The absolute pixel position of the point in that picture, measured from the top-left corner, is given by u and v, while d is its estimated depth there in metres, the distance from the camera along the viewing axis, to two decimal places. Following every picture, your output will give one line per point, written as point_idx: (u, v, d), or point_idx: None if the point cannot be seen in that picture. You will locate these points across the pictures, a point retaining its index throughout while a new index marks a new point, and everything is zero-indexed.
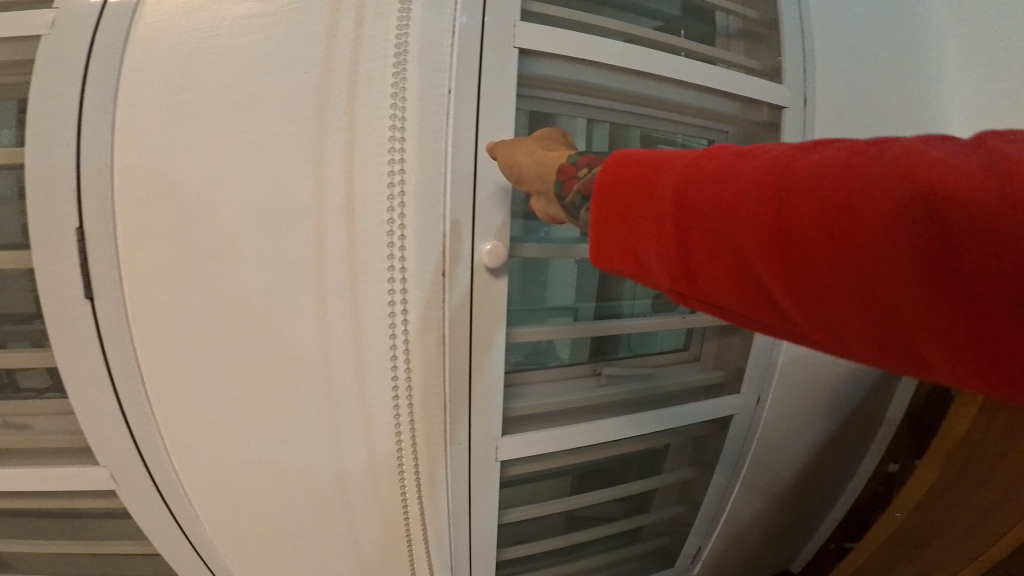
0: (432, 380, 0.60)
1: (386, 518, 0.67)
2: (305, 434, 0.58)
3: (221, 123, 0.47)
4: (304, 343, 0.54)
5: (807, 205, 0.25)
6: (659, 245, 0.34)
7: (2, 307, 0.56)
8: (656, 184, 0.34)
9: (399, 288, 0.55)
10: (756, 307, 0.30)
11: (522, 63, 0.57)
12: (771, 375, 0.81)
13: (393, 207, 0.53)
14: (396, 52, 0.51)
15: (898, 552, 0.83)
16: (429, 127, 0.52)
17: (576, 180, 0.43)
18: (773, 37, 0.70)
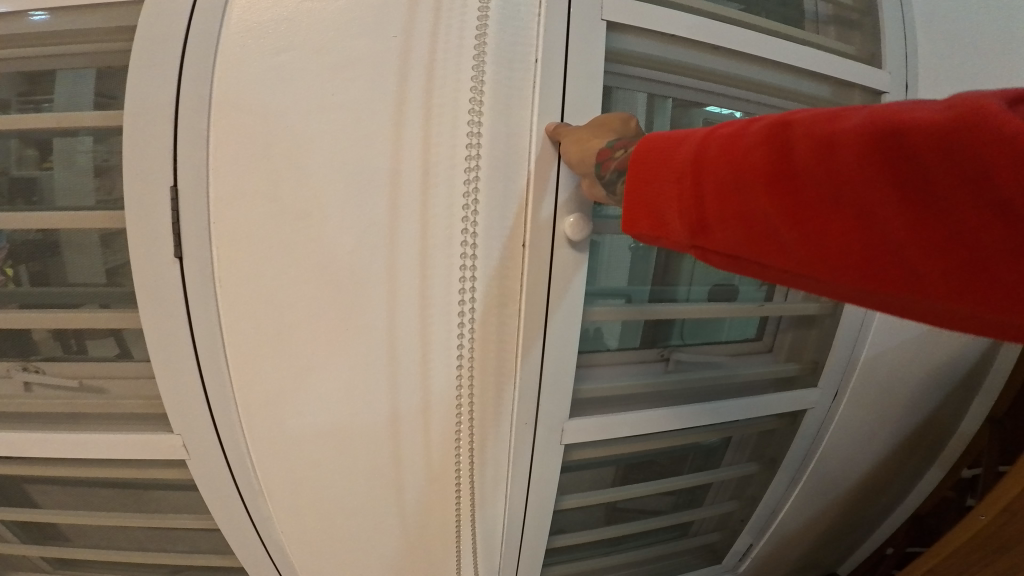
0: (502, 354, 0.59)
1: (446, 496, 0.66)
2: (374, 406, 0.58)
3: (312, 87, 0.48)
4: (379, 310, 0.54)
5: (802, 148, 0.27)
6: (677, 203, 0.35)
7: (78, 274, 0.58)
8: (674, 150, 0.36)
9: (469, 254, 0.55)
10: (767, 256, 0.31)
11: (610, 38, 0.56)
12: (852, 369, 0.78)
13: (467, 173, 0.53)
14: (479, 16, 0.51)
15: (975, 557, 0.77)
16: (501, 106, 0.52)
17: (612, 161, 0.44)
18: (870, 23, 0.69)
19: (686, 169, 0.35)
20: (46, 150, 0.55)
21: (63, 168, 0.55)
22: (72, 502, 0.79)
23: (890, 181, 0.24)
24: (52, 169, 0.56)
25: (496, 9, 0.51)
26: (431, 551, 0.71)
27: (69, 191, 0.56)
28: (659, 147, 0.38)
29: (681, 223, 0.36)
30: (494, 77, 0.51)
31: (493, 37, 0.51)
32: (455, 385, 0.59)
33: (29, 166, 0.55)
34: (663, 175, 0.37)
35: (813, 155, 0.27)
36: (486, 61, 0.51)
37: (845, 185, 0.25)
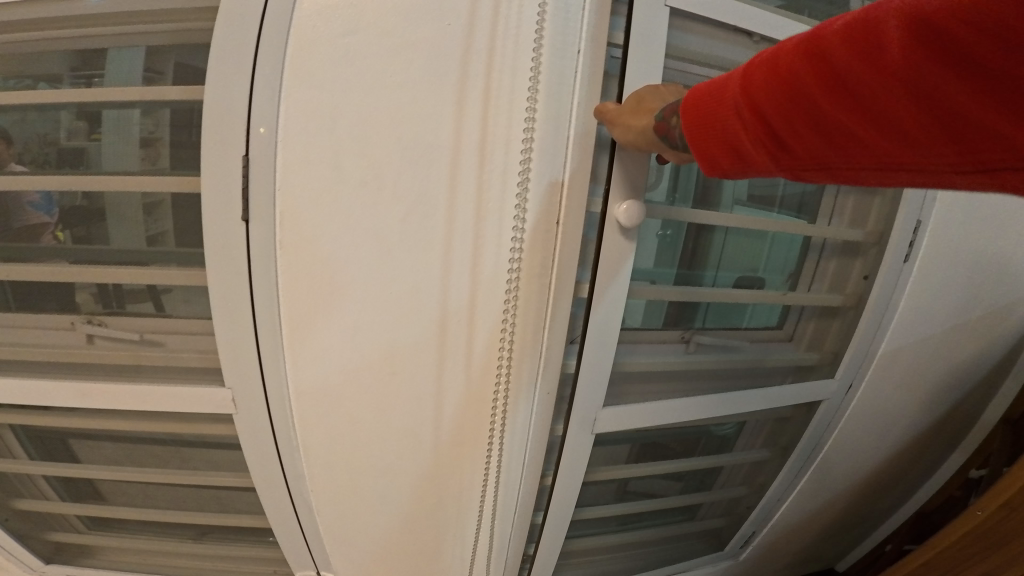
0: (532, 329, 0.63)
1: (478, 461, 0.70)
2: (419, 371, 0.62)
3: (379, 67, 0.51)
4: (428, 283, 0.57)
5: (853, 44, 0.30)
6: (734, 132, 0.36)
7: (113, 234, 0.63)
8: (714, 87, 0.39)
9: (520, 228, 0.58)
10: (841, 153, 0.32)
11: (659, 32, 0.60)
12: (869, 361, 0.79)
13: (523, 158, 0.56)
14: (539, 8, 0.53)
15: (969, 549, 0.79)
16: (553, 91, 0.55)
17: (674, 130, 0.44)
18: None
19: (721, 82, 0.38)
20: (94, 121, 0.60)
21: (111, 134, 0.60)
22: (117, 457, 0.84)
23: (946, 37, 0.26)
24: (99, 140, 0.60)
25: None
26: (453, 513, 0.75)
27: (115, 158, 0.61)
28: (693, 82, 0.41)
29: (738, 151, 0.37)
30: (551, 64, 0.54)
31: (551, 27, 0.54)
32: (502, 355, 0.63)
33: (77, 137, 0.60)
34: (707, 102, 0.38)
35: (862, 44, 0.29)
36: (543, 51, 0.54)
37: (889, 62, 0.28)
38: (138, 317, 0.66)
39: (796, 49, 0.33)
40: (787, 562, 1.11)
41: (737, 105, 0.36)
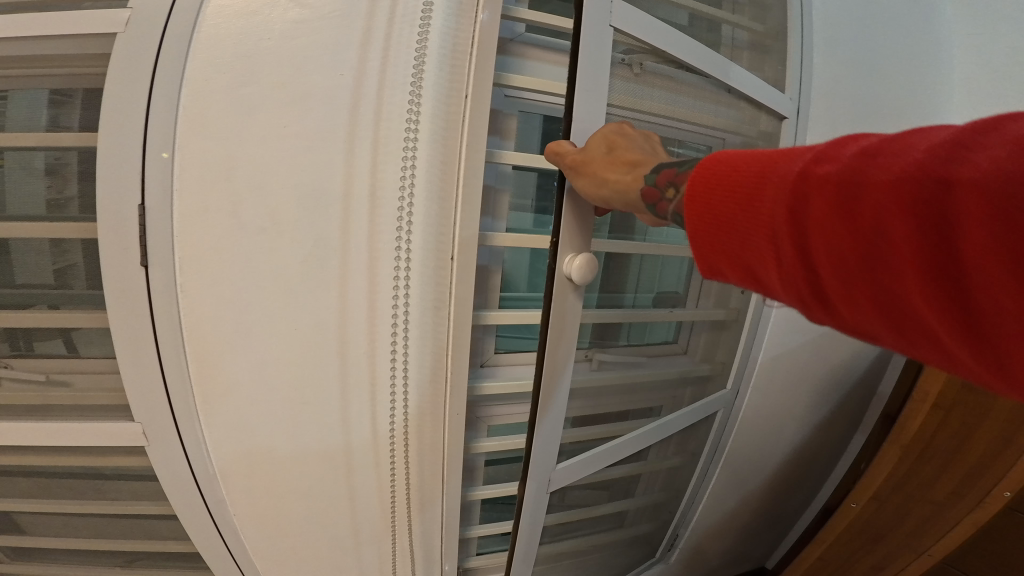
0: (428, 355, 0.67)
1: (395, 480, 0.73)
2: (324, 399, 0.64)
3: (271, 117, 0.54)
4: (325, 317, 0.60)
5: (974, 236, 0.22)
6: (780, 265, 0.31)
7: (22, 271, 0.62)
8: (760, 191, 0.31)
9: (403, 261, 0.61)
10: (908, 338, 0.26)
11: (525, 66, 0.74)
12: (751, 369, 0.89)
13: (401, 196, 0.60)
14: (417, 55, 0.58)
15: (855, 540, 0.86)
16: (436, 134, 0.59)
17: (668, 203, 0.42)
18: (779, 51, 0.80)
19: (776, 189, 0.30)
20: None
21: (14, 168, 0.59)
22: (35, 490, 0.83)
23: None
24: (4, 167, 0.59)
25: (433, 50, 0.58)
26: (377, 530, 0.78)
27: (22, 196, 0.60)
28: (739, 167, 0.33)
29: (780, 284, 0.32)
30: (432, 109, 0.59)
31: (429, 77, 0.58)
32: (398, 379, 0.67)
33: None
34: (746, 220, 0.32)
35: (983, 247, 0.22)
36: (421, 95, 0.58)
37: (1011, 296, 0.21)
38: (48, 358, 0.66)
39: (885, 199, 0.25)
40: (714, 559, 1.18)
41: (791, 242, 0.29)
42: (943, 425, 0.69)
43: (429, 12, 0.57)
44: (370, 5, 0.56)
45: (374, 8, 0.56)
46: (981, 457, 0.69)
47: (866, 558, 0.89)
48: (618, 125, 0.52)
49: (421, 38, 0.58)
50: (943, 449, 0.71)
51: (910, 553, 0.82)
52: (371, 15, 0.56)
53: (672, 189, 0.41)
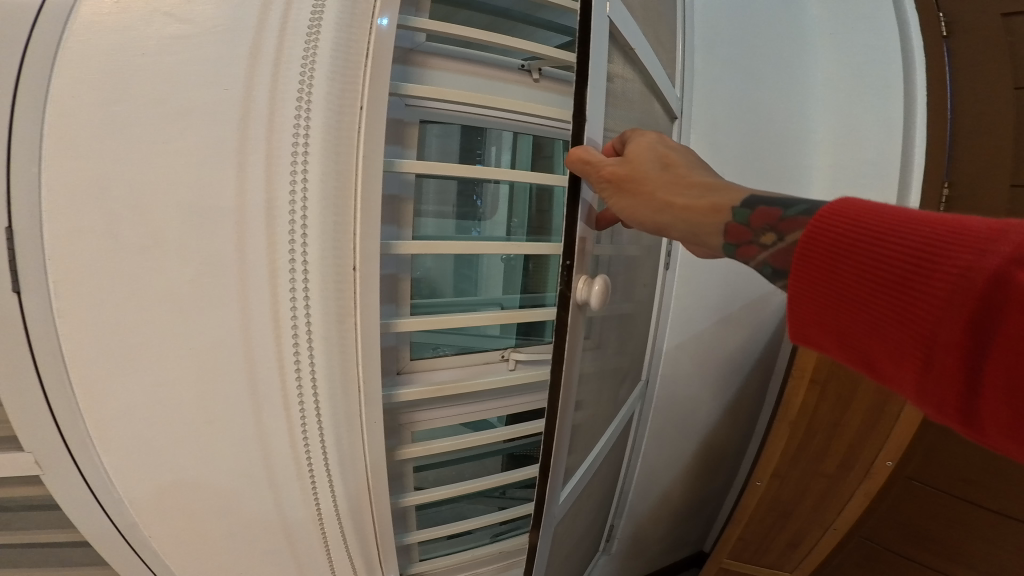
0: (337, 370, 0.64)
1: (321, 497, 0.71)
2: (235, 417, 0.63)
3: (150, 133, 0.53)
4: (226, 335, 0.59)
5: None
6: (925, 364, 0.28)
7: None
8: (924, 280, 0.28)
9: (299, 275, 0.59)
10: None
11: (426, 74, 0.75)
12: (658, 357, 0.95)
13: (292, 208, 0.57)
14: (303, 67, 0.56)
15: (767, 520, 0.89)
16: (330, 146, 0.57)
17: (762, 249, 0.40)
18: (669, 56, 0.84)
19: (948, 284, 0.27)
20: None
21: None
22: None
23: None
24: None
25: (325, 59, 0.56)
26: (301, 546, 0.76)
27: None
28: (902, 241, 0.30)
29: (916, 381, 0.29)
30: (323, 120, 0.57)
31: (319, 86, 0.56)
32: (307, 395, 0.64)
33: None
34: (900, 306, 0.29)
35: None
36: (312, 105, 0.56)
37: None
38: None
39: None
40: (653, 544, 1.22)
41: (955, 350, 0.26)
42: (823, 394, 0.75)
43: (317, 21, 0.56)
44: (259, 18, 0.55)
45: (264, 21, 0.55)
46: (859, 425, 0.75)
47: (780, 535, 0.91)
48: (659, 137, 0.52)
49: (310, 48, 0.56)
50: (826, 418, 0.77)
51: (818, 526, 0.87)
52: (261, 29, 0.55)
53: (771, 235, 0.40)
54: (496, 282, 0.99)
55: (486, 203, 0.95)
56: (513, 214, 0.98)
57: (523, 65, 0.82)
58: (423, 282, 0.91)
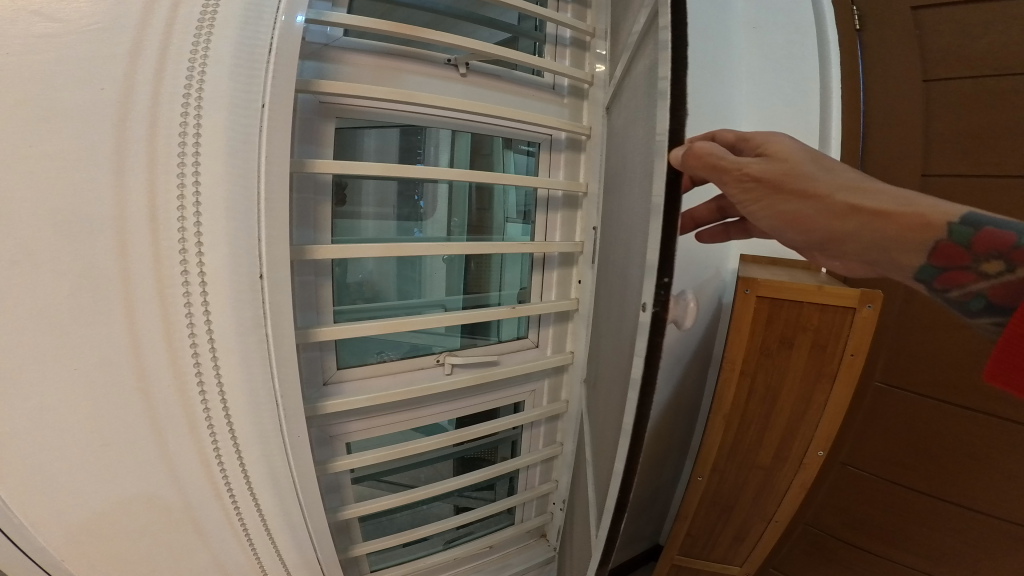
0: (249, 384, 0.61)
1: (245, 514, 0.68)
2: (135, 437, 0.59)
3: (15, 136, 0.47)
4: (116, 351, 0.55)
5: None
6: None
7: None
8: None
9: (194, 282, 0.56)
10: None
11: (338, 68, 0.71)
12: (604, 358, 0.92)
13: (180, 211, 0.54)
14: (190, 65, 0.53)
15: (709, 516, 0.89)
16: (235, 148, 0.54)
17: (981, 277, 0.44)
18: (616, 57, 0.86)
19: None
20: None
21: None
22: None
23: None
24: None
25: (227, 60, 0.54)
26: (228, 567, 0.72)
27: None
28: None
29: None
30: (225, 121, 0.54)
31: (209, 85, 0.53)
32: (215, 411, 0.61)
33: None
34: None
35: None
36: (203, 105, 0.53)
37: None
38: None
39: None
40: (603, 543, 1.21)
41: None
42: (753, 387, 0.75)
43: (206, 21, 0.54)
44: (142, 16, 0.51)
45: (148, 19, 0.52)
46: (790, 416, 0.76)
47: (726, 531, 0.90)
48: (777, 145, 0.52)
49: (198, 46, 0.53)
50: (757, 410, 0.77)
51: (761, 520, 0.87)
52: (143, 27, 0.51)
53: (996, 262, 0.42)
54: (439, 283, 0.95)
55: (427, 203, 0.92)
56: (452, 213, 0.95)
57: (449, 60, 0.80)
58: (366, 286, 0.86)
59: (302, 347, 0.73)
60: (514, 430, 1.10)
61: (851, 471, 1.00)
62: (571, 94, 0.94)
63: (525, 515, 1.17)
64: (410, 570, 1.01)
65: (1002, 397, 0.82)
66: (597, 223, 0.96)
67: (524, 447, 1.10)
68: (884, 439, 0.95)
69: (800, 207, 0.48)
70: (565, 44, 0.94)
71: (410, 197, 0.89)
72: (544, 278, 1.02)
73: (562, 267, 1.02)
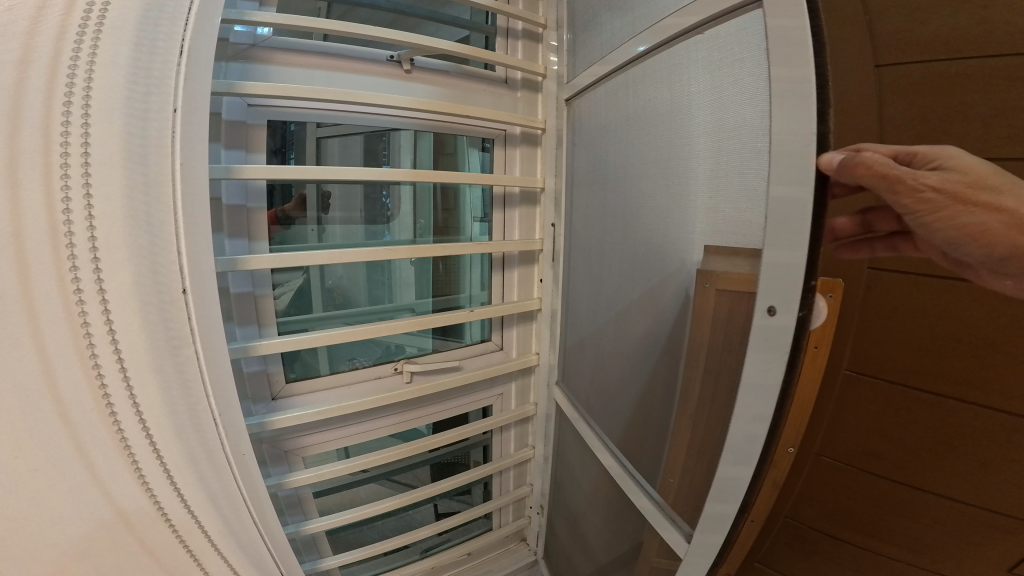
0: (167, 403, 0.58)
1: (186, 535, 0.66)
2: (61, 463, 0.56)
3: None
4: (28, 375, 0.52)
5: None
6: None
7: None
8: None
9: (90, 301, 0.52)
10: None
11: (271, 70, 0.68)
12: (604, 355, 0.91)
13: (69, 226, 0.50)
14: (71, 67, 0.49)
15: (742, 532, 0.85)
16: (131, 157, 0.51)
17: None
18: (588, 55, 0.86)
19: None
20: None
21: None
22: None
23: None
24: None
25: (124, 64, 0.51)
26: None
27: None
28: None
29: None
30: (121, 128, 0.51)
31: (100, 91, 0.50)
32: (132, 436, 0.58)
33: None
34: None
35: None
36: (93, 112, 0.50)
37: None
38: None
39: None
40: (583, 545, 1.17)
41: None
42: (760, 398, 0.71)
43: (92, 23, 0.50)
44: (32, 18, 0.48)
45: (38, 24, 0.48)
46: None
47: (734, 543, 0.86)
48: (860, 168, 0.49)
49: (82, 45, 0.50)
50: None
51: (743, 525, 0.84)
52: (32, 31, 0.48)
53: None
54: (409, 286, 0.92)
55: (394, 204, 0.88)
56: (418, 215, 0.91)
57: (392, 57, 0.78)
58: (335, 291, 0.84)
59: (243, 362, 0.72)
60: (485, 435, 1.08)
61: (827, 465, 0.96)
62: (524, 87, 0.93)
63: (502, 519, 1.14)
64: (439, 560, 1.04)
65: (949, 380, 0.81)
66: (555, 220, 0.98)
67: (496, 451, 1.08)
68: (870, 430, 0.91)
69: (986, 221, 0.42)
70: (517, 37, 0.92)
71: (378, 199, 0.86)
72: (505, 277, 1.00)
73: (522, 266, 1.00)
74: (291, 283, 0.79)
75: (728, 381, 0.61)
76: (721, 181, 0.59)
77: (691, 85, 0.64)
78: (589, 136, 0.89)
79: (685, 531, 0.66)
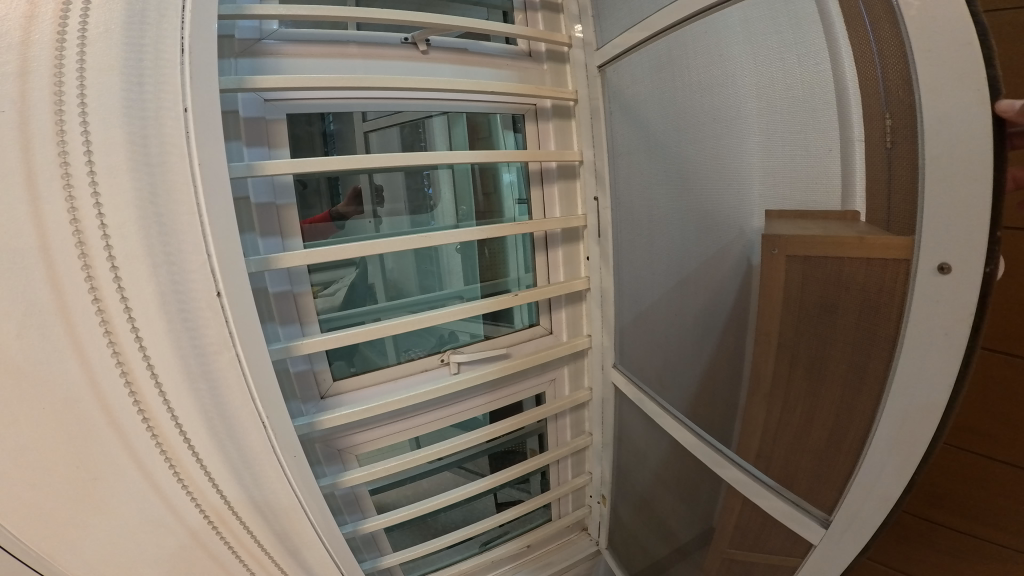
0: (204, 409, 0.57)
1: (233, 539, 0.65)
2: (116, 473, 0.56)
3: None
4: (74, 386, 0.52)
5: None
6: None
7: None
8: None
9: (123, 311, 0.52)
10: None
11: (281, 64, 0.66)
12: (668, 337, 0.84)
13: (76, 236, 0.49)
14: (74, 75, 0.48)
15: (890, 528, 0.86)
16: (138, 163, 0.50)
17: None
18: (618, 16, 0.79)
19: None
20: None
21: None
22: None
23: None
24: None
25: (116, 68, 0.49)
26: None
27: None
28: None
29: None
30: (122, 133, 0.49)
31: (93, 96, 0.48)
32: (175, 443, 0.58)
33: None
34: None
35: None
36: (89, 118, 0.48)
37: None
38: None
39: None
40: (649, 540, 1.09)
41: None
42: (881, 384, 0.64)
43: (76, 30, 0.48)
44: (26, 29, 0.47)
45: (32, 34, 0.47)
46: None
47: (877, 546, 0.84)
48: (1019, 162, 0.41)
49: (74, 51, 0.48)
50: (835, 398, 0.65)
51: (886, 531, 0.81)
52: (28, 43, 0.47)
53: None
54: (456, 273, 0.89)
55: (436, 190, 0.85)
56: (459, 201, 0.87)
57: (406, 39, 0.74)
58: (388, 283, 0.82)
59: (289, 361, 0.71)
60: (540, 423, 1.04)
61: (950, 451, 0.91)
62: (550, 59, 0.87)
63: (562, 510, 1.11)
64: (530, 539, 1.05)
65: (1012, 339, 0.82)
66: (598, 192, 0.90)
67: (552, 440, 1.04)
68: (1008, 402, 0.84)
69: None
70: (535, 8, 0.84)
71: (419, 186, 0.83)
72: (549, 258, 0.94)
73: (567, 245, 0.94)
74: (344, 278, 0.78)
75: (841, 358, 0.53)
76: (801, 143, 0.54)
77: (738, 56, 0.61)
78: (628, 105, 0.82)
79: (821, 516, 0.57)
